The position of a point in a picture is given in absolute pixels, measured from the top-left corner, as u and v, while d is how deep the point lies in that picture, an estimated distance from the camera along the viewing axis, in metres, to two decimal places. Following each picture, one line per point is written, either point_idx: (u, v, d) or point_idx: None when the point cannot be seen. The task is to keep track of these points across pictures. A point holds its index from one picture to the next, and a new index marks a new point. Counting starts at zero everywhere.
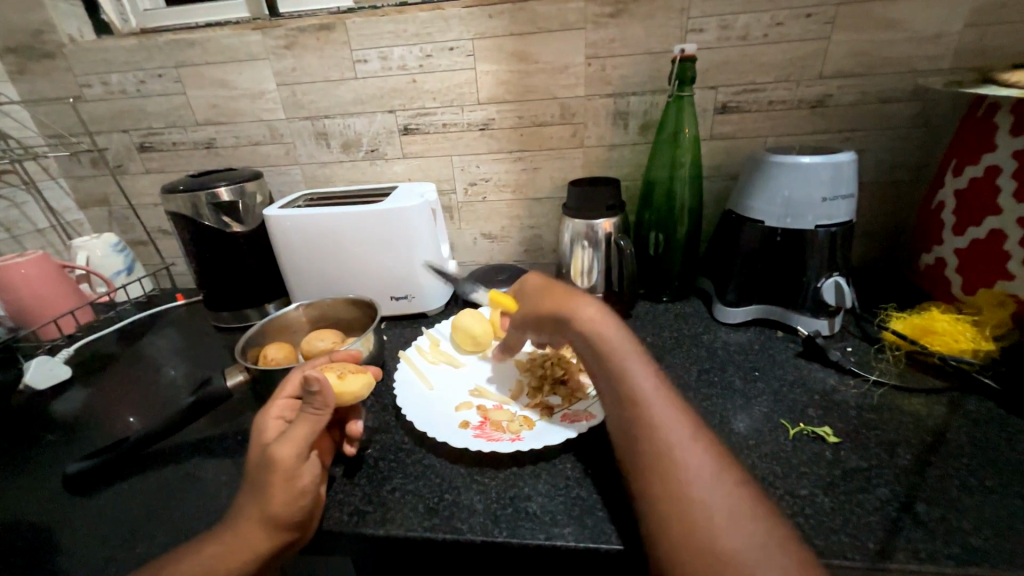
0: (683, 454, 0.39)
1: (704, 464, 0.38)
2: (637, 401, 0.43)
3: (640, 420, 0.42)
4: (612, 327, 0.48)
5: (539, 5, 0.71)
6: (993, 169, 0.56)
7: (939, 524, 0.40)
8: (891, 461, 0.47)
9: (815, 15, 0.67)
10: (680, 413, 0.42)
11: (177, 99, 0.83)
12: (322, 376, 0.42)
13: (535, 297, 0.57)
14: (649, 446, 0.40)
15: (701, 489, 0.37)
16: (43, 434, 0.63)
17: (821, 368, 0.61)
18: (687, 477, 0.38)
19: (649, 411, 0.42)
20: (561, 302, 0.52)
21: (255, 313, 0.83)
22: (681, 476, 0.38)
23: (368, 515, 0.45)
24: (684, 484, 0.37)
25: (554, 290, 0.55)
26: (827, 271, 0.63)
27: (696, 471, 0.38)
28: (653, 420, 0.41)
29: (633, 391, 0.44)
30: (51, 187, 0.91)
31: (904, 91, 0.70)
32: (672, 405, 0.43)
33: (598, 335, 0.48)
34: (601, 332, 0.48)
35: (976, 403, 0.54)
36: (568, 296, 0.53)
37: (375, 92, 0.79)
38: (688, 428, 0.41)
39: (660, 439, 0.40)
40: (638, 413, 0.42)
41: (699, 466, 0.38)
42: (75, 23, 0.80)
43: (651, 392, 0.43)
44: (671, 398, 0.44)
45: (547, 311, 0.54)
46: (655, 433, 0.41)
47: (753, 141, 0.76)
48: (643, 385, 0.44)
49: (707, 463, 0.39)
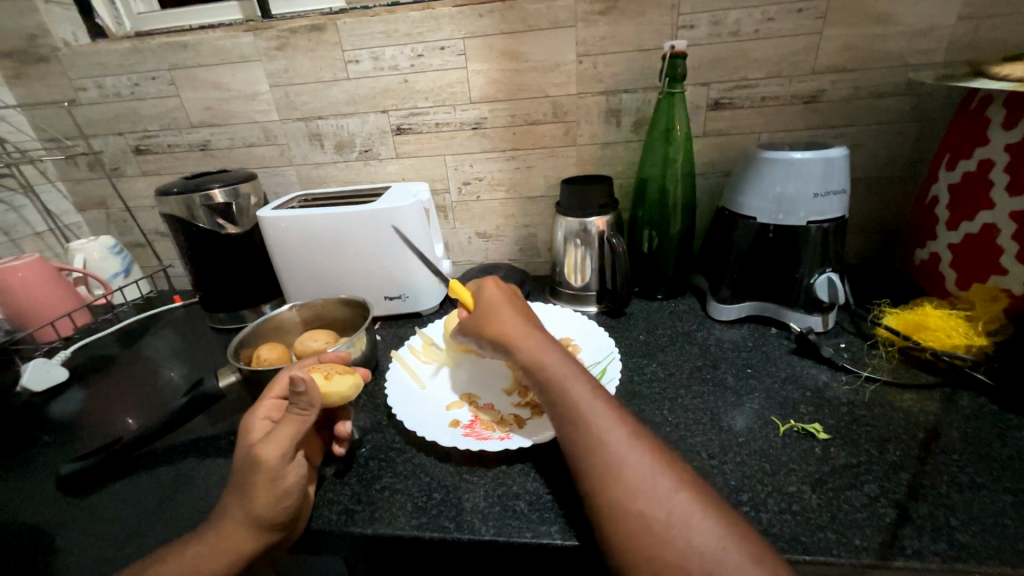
0: (624, 470, 0.38)
1: (646, 477, 0.38)
2: (578, 422, 0.43)
3: (584, 440, 0.41)
4: (551, 354, 0.48)
5: (529, 3, 0.70)
6: (986, 163, 0.56)
7: (926, 521, 0.40)
8: (881, 457, 0.47)
9: (807, 10, 0.67)
10: (623, 426, 0.42)
11: (171, 102, 0.83)
12: (308, 376, 0.42)
13: (478, 318, 0.55)
14: (591, 466, 0.40)
15: (645, 502, 0.37)
16: (39, 436, 0.63)
17: (813, 364, 0.61)
18: (630, 492, 0.37)
19: (590, 430, 0.41)
20: (500, 330, 0.52)
21: (251, 314, 0.83)
22: (623, 492, 0.37)
23: (357, 514, 0.45)
24: (628, 500, 0.37)
25: (492, 311, 0.53)
26: (820, 267, 0.63)
27: (639, 484, 0.38)
28: (593, 439, 0.41)
29: (573, 412, 0.43)
30: (49, 191, 0.91)
31: (898, 85, 0.70)
32: (614, 420, 0.42)
33: (539, 367, 0.47)
34: (539, 359, 0.48)
35: (969, 399, 0.53)
36: (510, 321, 0.52)
37: (368, 93, 0.79)
38: (628, 441, 0.40)
39: (602, 457, 0.40)
40: (581, 434, 0.42)
41: (642, 480, 0.38)
42: (70, 27, 0.81)
43: (592, 410, 0.43)
44: (614, 411, 0.43)
45: (490, 336, 0.52)
46: (597, 451, 0.40)
47: (746, 137, 0.76)
48: (583, 404, 0.43)
49: (650, 475, 0.38)
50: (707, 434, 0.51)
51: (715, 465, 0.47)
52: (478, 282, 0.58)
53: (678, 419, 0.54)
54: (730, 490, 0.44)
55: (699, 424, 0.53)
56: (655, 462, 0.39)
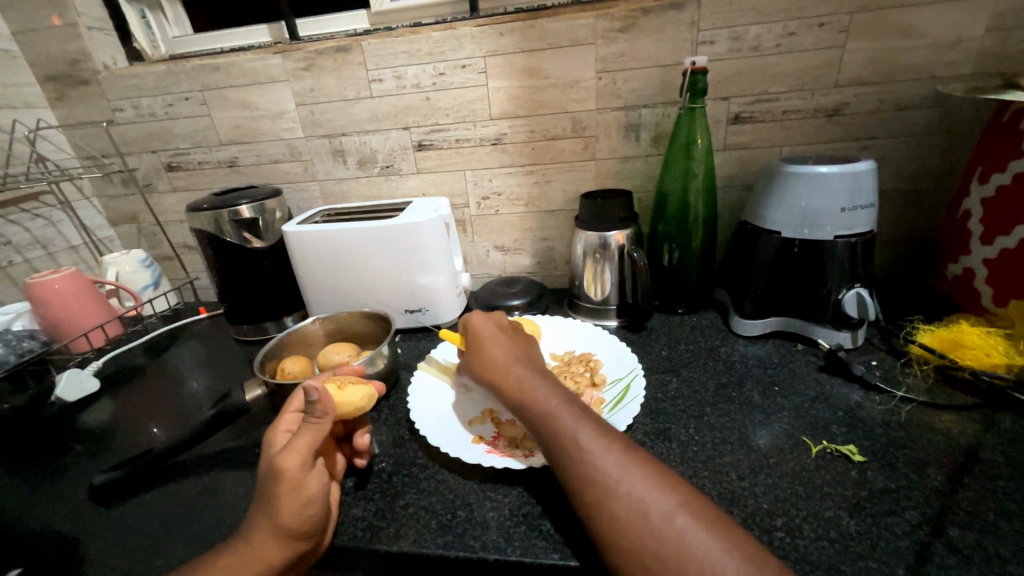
0: (619, 501, 0.38)
1: (643, 506, 0.38)
2: (569, 455, 0.42)
3: (575, 476, 0.41)
4: (532, 384, 0.49)
5: (549, 22, 0.72)
6: (1021, 176, 0.55)
7: (973, 550, 0.38)
8: (921, 483, 0.45)
9: (829, 24, 0.67)
10: (614, 452, 0.42)
11: (202, 121, 0.86)
12: (322, 385, 0.43)
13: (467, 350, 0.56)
14: (586, 499, 0.40)
15: (648, 535, 0.36)
16: (72, 445, 0.65)
17: (844, 383, 0.60)
18: (632, 526, 0.37)
19: (580, 463, 0.41)
20: (484, 367, 0.53)
21: (274, 326, 0.85)
22: (625, 528, 0.37)
23: (382, 531, 0.45)
24: (629, 533, 0.37)
25: (478, 345, 0.55)
26: (848, 282, 0.62)
27: (641, 515, 0.37)
28: (583, 469, 0.41)
29: (558, 444, 0.43)
30: (84, 206, 0.95)
31: (924, 98, 0.69)
32: (603, 447, 0.42)
33: (522, 400, 0.48)
34: (522, 391, 0.48)
35: (1011, 421, 0.51)
36: (491, 359, 0.53)
37: (390, 110, 0.81)
38: (618, 470, 0.40)
39: (595, 490, 0.40)
40: (572, 467, 0.42)
41: (639, 511, 0.38)
42: (109, 51, 0.85)
43: (580, 440, 0.43)
44: (604, 438, 0.43)
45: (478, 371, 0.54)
46: (588, 486, 0.40)
47: (768, 150, 0.76)
48: (572, 435, 0.43)
49: (649, 503, 0.38)
50: (736, 454, 0.50)
51: (745, 486, 0.46)
52: (463, 319, 0.59)
53: (705, 438, 0.53)
54: (763, 513, 0.43)
55: (726, 443, 0.52)
56: (653, 486, 0.39)
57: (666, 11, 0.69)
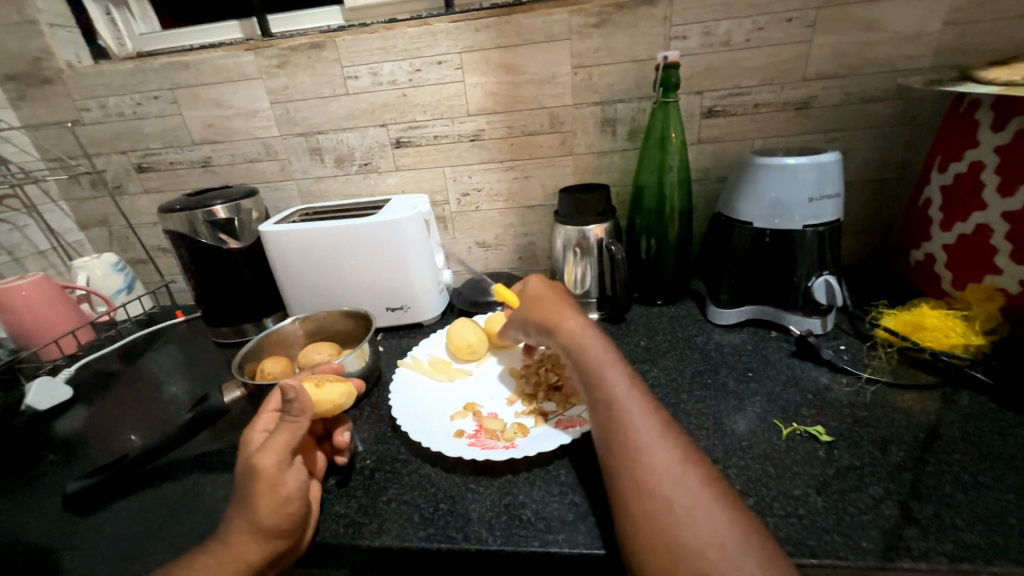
0: (651, 456, 0.40)
1: (669, 462, 0.39)
2: (612, 404, 0.45)
3: (615, 421, 0.43)
4: (595, 339, 0.52)
5: (524, 18, 0.72)
6: (976, 165, 0.57)
7: (930, 521, 0.40)
8: (884, 459, 0.47)
9: (796, 19, 0.68)
10: (653, 415, 0.44)
11: (173, 120, 0.84)
12: (299, 384, 0.43)
13: (527, 307, 0.60)
14: (618, 443, 0.42)
15: (665, 483, 0.38)
16: (45, 454, 0.63)
17: (814, 367, 0.62)
18: (653, 474, 0.39)
19: (622, 413, 0.44)
20: (546, 320, 0.56)
21: (254, 328, 0.84)
22: (647, 473, 0.39)
23: (363, 527, 0.45)
24: (648, 478, 0.39)
25: (543, 303, 0.59)
26: (817, 270, 0.64)
27: (667, 474, 0.39)
28: (625, 418, 0.43)
29: (607, 392, 0.46)
30: (52, 210, 0.92)
31: (887, 90, 0.71)
32: (646, 408, 0.44)
33: (582, 348, 0.51)
34: (582, 342, 0.51)
35: (969, 398, 0.54)
36: (556, 313, 0.56)
37: (366, 107, 0.80)
38: (657, 428, 0.42)
39: (629, 437, 0.42)
40: (612, 414, 0.44)
41: (665, 465, 0.39)
42: (72, 49, 0.82)
43: (625, 395, 0.45)
44: (646, 401, 0.45)
45: (538, 325, 0.57)
46: (625, 432, 0.42)
47: (741, 143, 0.77)
48: (619, 389, 0.46)
49: (673, 462, 0.39)
50: (711, 439, 0.52)
51: (719, 469, 0.48)
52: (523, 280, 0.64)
53: (681, 425, 0.54)
54: (736, 494, 0.45)
55: (702, 428, 0.53)
56: (681, 451, 0.40)
57: (638, 7, 0.70)
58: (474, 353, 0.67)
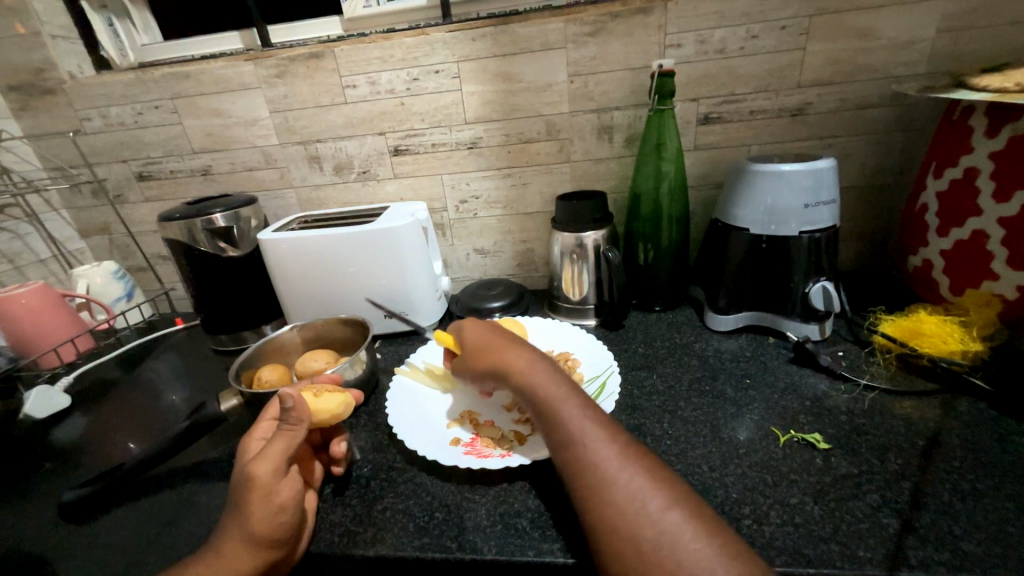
0: (615, 489, 0.39)
1: (637, 496, 0.39)
2: (570, 441, 0.44)
3: (575, 458, 0.42)
4: (541, 370, 0.50)
5: (519, 27, 0.72)
6: (972, 170, 0.57)
7: (930, 530, 0.40)
8: (882, 467, 0.47)
9: (790, 27, 0.69)
10: (613, 443, 0.43)
11: (174, 129, 0.85)
12: (298, 393, 0.43)
13: (466, 354, 0.55)
14: (582, 481, 0.41)
15: (632, 519, 0.38)
16: (42, 462, 0.63)
17: (812, 373, 0.61)
18: (620, 512, 0.38)
19: (582, 449, 0.43)
20: (491, 356, 0.53)
21: (253, 335, 0.84)
22: (612, 512, 0.38)
23: (358, 536, 0.45)
24: (615, 516, 0.38)
25: (481, 339, 0.55)
26: (814, 276, 0.64)
27: (633, 506, 0.38)
28: (583, 454, 0.42)
29: (562, 428, 0.45)
30: (53, 218, 0.93)
31: (882, 97, 0.72)
32: (605, 439, 0.43)
33: (529, 383, 0.49)
34: (530, 377, 0.49)
35: (968, 404, 0.54)
36: (501, 348, 0.53)
37: (365, 116, 0.81)
38: (618, 462, 0.41)
39: (590, 474, 0.41)
40: (572, 451, 0.43)
41: (632, 499, 0.39)
42: (75, 60, 0.83)
43: (582, 428, 0.44)
44: (604, 428, 0.44)
45: (481, 364, 0.53)
46: (586, 470, 0.41)
47: (736, 150, 0.78)
48: (575, 423, 0.44)
49: (639, 493, 0.39)
50: (709, 446, 0.51)
51: (716, 477, 0.47)
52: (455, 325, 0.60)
53: (678, 432, 0.54)
54: (732, 502, 0.45)
55: (699, 436, 0.53)
56: (648, 481, 0.40)
57: (633, 15, 0.71)
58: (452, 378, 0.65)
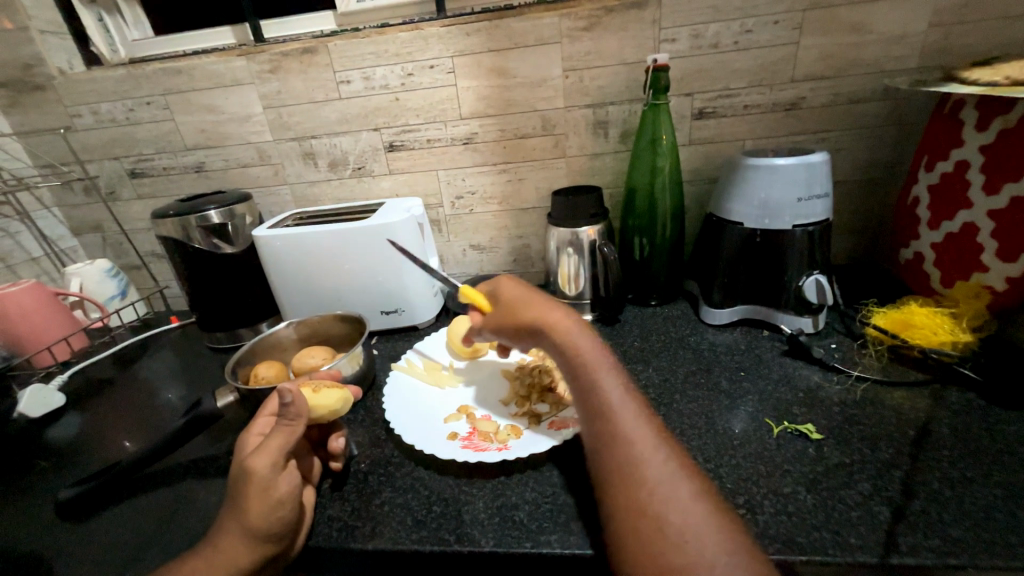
0: (647, 470, 0.39)
1: (666, 480, 0.39)
2: (604, 416, 0.43)
3: (608, 433, 0.42)
4: (583, 337, 0.48)
5: (514, 22, 0.72)
6: (962, 164, 0.58)
7: (920, 518, 0.41)
8: (874, 456, 0.47)
9: (783, 21, 0.69)
10: (647, 426, 0.42)
11: (166, 126, 0.84)
12: (297, 388, 0.43)
13: (501, 312, 0.54)
14: (612, 457, 0.41)
15: (660, 502, 0.38)
16: (38, 461, 0.63)
17: (805, 365, 0.62)
18: (649, 493, 0.38)
19: (616, 426, 0.42)
20: (531, 315, 0.51)
21: (248, 332, 0.84)
22: (641, 491, 0.38)
23: (357, 530, 0.45)
24: (643, 495, 0.38)
25: (519, 299, 0.54)
26: (808, 269, 0.64)
27: (660, 488, 0.38)
28: (617, 431, 0.42)
29: (598, 402, 0.44)
30: (45, 217, 0.92)
31: (874, 91, 0.72)
32: (640, 420, 0.43)
33: (570, 348, 0.47)
34: (575, 347, 0.47)
35: (958, 395, 0.54)
36: (542, 308, 0.51)
37: (360, 112, 0.81)
38: (649, 443, 0.41)
39: (623, 450, 0.41)
40: (605, 426, 0.43)
41: (661, 483, 0.39)
42: (65, 56, 0.82)
43: (619, 405, 0.43)
44: (639, 409, 0.44)
45: (518, 321, 0.52)
46: (618, 446, 0.41)
47: (731, 144, 0.78)
48: (612, 399, 0.44)
49: (669, 478, 0.39)
50: (704, 438, 0.52)
51: (711, 468, 0.48)
52: (490, 285, 0.59)
53: (673, 425, 0.54)
54: (727, 492, 0.45)
55: (694, 428, 0.53)
56: (677, 467, 0.40)
57: (628, 9, 0.71)
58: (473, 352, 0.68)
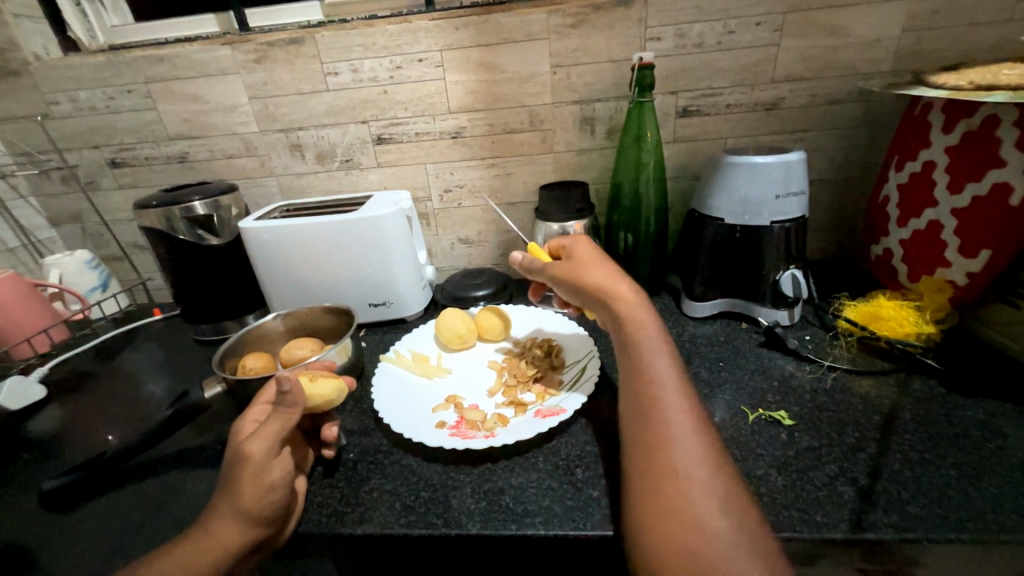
0: (681, 442, 0.41)
1: (697, 456, 0.40)
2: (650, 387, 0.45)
3: (650, 402, 0.44)
4: (647, 314, 0.50)
5: (503, 17, 0.73)
6: (929, 164, 0.60)
7: (881, 496, 0.44)
8: (841, 440, 0.50)
9: (765, 23, 0.71)
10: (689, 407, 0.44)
11: (148, 115, 0.83)
12: (294, 376, 0.44)
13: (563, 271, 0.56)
14: (650, 424, 0.43)
15: (687, 471, 0.39)
16: (19, 453, 0.62)
17: (780, 356, 0.65)
18: (679, 463, 0.40)
19: (658, 398, 0.44)
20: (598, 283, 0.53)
21: (234, 324, 0.83)
22: (673, 458, 0.40)
23: (346, 516, 0.46)
24: (673, 462, 0.40)
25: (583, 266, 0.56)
26: (784, 264, 0.67)
27: (688, 459, 0.40)
28: (659, 403, 0.44)
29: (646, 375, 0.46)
30: (21, 206, 0.90)
31: (850, 93, 0.75)
32: (683, 399, 0.44)
33: (631, 320, 0.50)
34: (638, 321, 0.50)
35: (921, 383, 0.58)
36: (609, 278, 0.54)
37: (347, 104, 0.80)
38: (690, 420, 0.43)
39: (661, 419, 0.43)
40: (651, 396, 0.45)
41: (692, 457, 0.40)
42: (41, 41, 0.80)
43: (665, 382, 0.45)
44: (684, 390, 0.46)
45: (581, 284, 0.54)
46: (657, 416, 0.43)
47: (714, 142, 0.80)
48: (661, 375, 0.46)
49: (700, 454, 0.40)
50: None
51: None
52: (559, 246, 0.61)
53: None
54: None
55: None
56: (709, 447, 0.41)
57: (615, 8, 0.72)
58: (465, 343, 0.69)
